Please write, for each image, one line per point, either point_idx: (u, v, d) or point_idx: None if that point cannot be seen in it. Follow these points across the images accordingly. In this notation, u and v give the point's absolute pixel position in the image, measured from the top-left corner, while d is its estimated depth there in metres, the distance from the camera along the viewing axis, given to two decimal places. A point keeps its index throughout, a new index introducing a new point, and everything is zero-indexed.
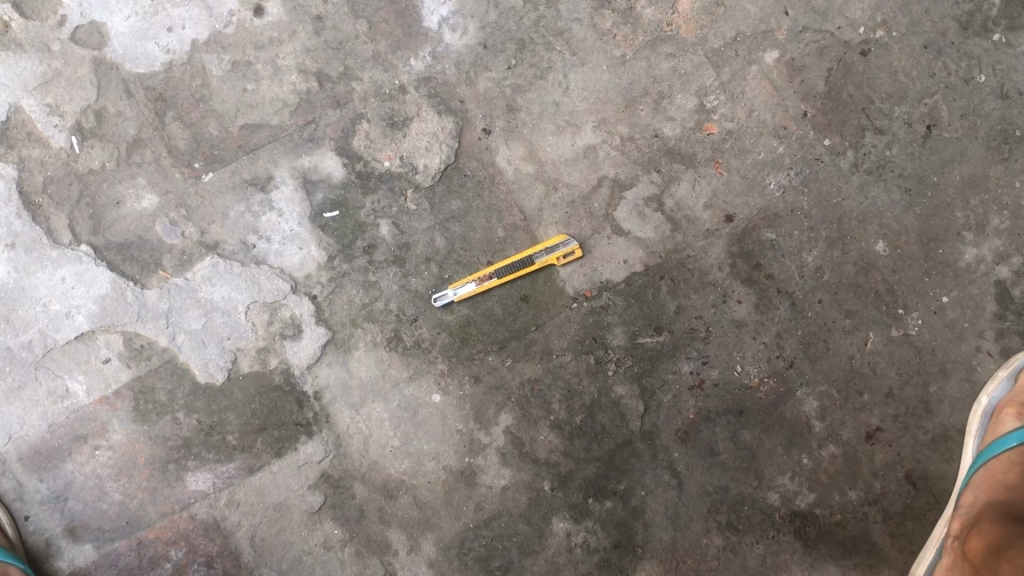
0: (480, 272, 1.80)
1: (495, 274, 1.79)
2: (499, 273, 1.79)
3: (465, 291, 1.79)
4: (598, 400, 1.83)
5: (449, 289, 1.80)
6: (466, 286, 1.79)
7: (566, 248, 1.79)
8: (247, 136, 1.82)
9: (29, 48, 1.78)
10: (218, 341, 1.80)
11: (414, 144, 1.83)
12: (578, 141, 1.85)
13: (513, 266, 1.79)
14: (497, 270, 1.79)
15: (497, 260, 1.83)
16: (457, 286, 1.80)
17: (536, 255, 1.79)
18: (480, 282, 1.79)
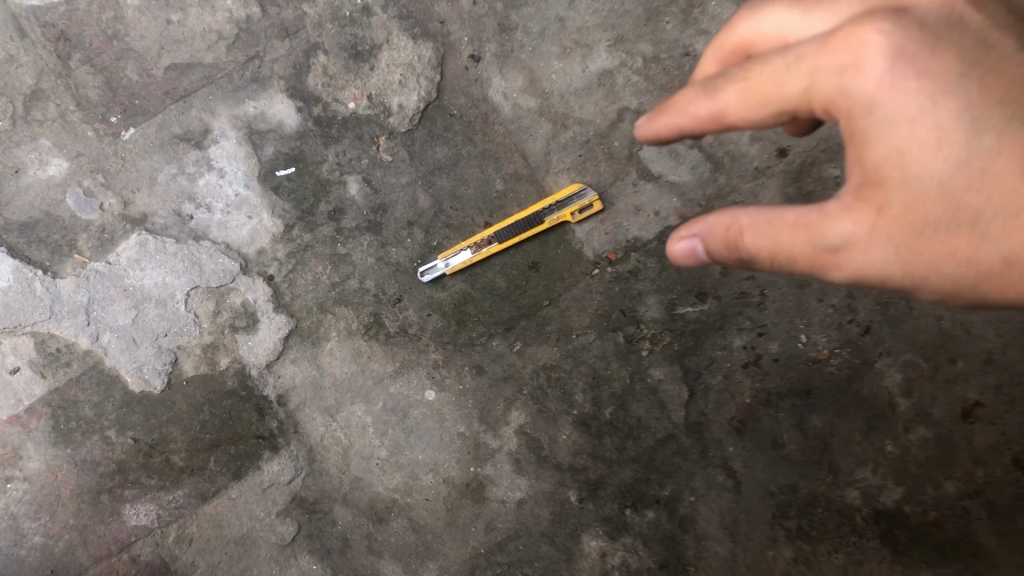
0: (477, 236, 1.44)
1: (495, 239, 1.43)
2: (500, 236, 1.43)
3: (459, 261, 1.43)
4: (631, 388, 1.47)
5: (439, 259, 1.44)
6: (459, 254, 1.43)
7: (582, 202, 1.42)
8: (175, 80, 1.44)
9: None
10: (153, 339, 1.43)
11: (385, 78, 1.46)
12: (590, 65, 1.47)
13: (516, 227, 1.43)
14: (497, 232, 1.43)
15: (496, 221, 1.47)
16: (448, 255, 1.44)
17: (546, 212, 1.43)
18: (477, 249, 1.43)
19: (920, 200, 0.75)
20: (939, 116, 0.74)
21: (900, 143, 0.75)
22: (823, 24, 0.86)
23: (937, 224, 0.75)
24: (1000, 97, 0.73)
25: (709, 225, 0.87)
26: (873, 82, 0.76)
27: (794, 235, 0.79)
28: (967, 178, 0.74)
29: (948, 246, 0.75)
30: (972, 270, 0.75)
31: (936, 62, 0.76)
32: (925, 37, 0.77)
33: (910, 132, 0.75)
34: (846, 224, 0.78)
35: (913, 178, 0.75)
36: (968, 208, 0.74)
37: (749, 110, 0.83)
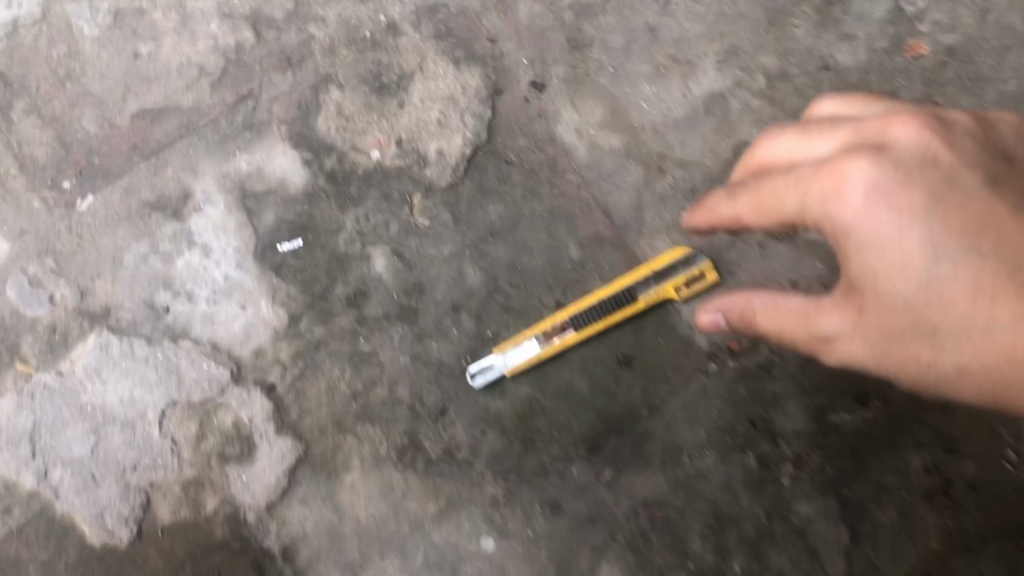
0: (545, 323, 1.05)
1: (573, 326, 1.04)
2: (579, 323, 1.04)
3: (524, 359, 1.05)
4: (770, 531, 1.03)
5: (495, 356, 1.05)
6: (523, 348, 1.05)
7: (691, 274, 1.04)
8: (145, 130, 1.11)
9: None
10: (117, 475, 1.07)
11: (421, 116, 1.11)
12: (692, 89, 1.11)
13: (601, 310, 1.04)
14: (574, 316, 1.05)
15: (574, 300, 1.06)
16: (508, 349, 1.05)
17: (640, 288, 1.04)
18: (548, 341, 1.05)
19: (887, 311, 0.69)
20: (909, 245, 0.67)
21: (872, 258, 0.69)
22: (825, 148, 0.74)
23: (903, 333, 0.69)
24: (966, 229, 0.66)
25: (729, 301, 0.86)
26: (852, 198, 0.68)
27: (792, 322, 0.77)
28: (934, 302, 0.67)
29: (911, 354, 0.69)
30: (946, 383, 0.67)
31: (911, 190, 0.67)
32: (910, 167, 0.68)
33: (883, 253, 0.68)
34: (829, 320, 0.74)
35: (886, 296, 0.69)
36: (927, 323, 0.67)
37: (759, 219, 0.78)
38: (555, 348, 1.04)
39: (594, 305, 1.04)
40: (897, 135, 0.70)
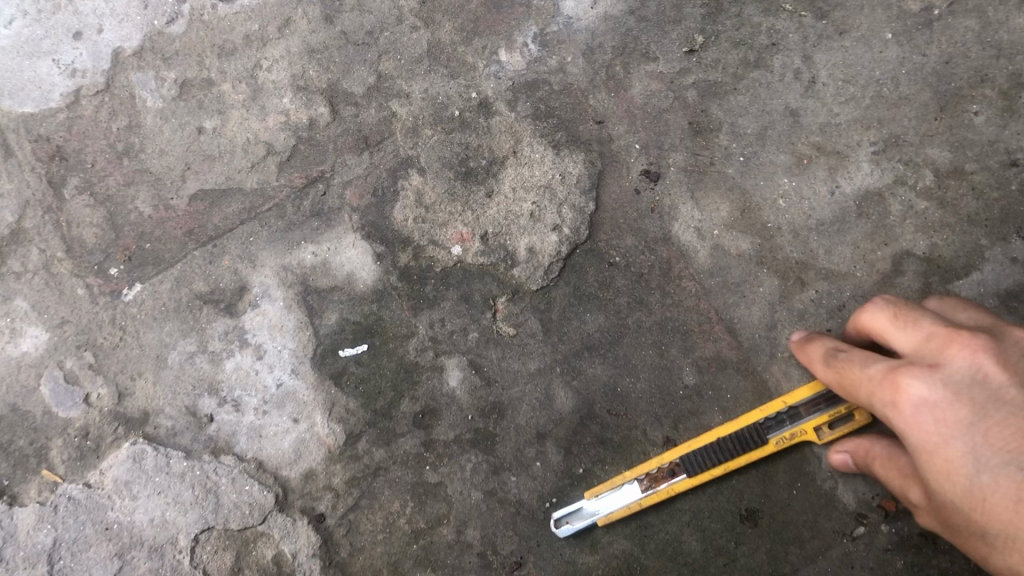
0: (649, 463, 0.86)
1: (682, 469, 0.84)
2: (689, 465, 0.84)
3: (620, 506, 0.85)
4: None
5: (587, 499, 0.87)
6: (622, 493, 0.86)
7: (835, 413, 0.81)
8: (203, 214, 0.99)
9: None
10: None
11: (511, 208, 0.95)
12: (840, 186, 0.92)
13: (719, 451, 0.84)
14: (685, 457, 0.85)
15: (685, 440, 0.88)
16: (603, 493, 0.86)
17: (769, 427, 0.84)
18: (650, 486, 0.85)
19: (945, 505, 0.61)
20: (945, 468, 0.59)
21: (926, 456, 0.61)
22: (901, 347, 0.69)
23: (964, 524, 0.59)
24: (1007, 448, 0.55)
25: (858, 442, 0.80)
26: (903, 407, 0.63)
27: (895, 484, 0.72)
28: (976, 526, 0.58)
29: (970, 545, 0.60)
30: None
31: (955, 404, 0.60)
32: (958, 385, 0.61)
33: (929, 460, 0.61)
34: (916, 500, 0.68)
35: (941, 505, 0.62)
36: (974, 524, 0.58)
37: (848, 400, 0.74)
38: (658, 495, 0.84)
39: (710, 444, 0.84)
40: (955, 354, 0.63)
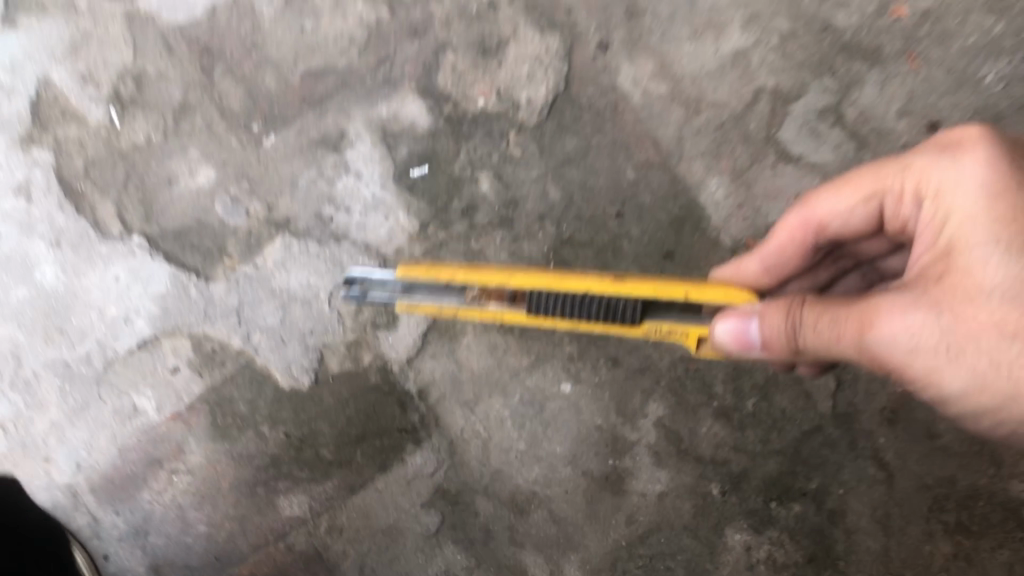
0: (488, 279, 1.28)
1: (520, 304, 1.30)
2: (531, 302, 1.26)
3: (428, 301, 1.34)
4: (774, 379, 1.45)
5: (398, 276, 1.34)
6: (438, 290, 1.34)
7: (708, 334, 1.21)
8: (312, 86, 1.49)
9: (54, 9, 1.51)
10: (299, 338, 1.49)
11: (514, 73, 1.47)
12: (722, 46, 1.46)
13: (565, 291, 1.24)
14: (535, 292, 1.26)
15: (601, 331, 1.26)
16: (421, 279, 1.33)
17: (651, 311, 1.24)
18: (467, 300, 1.32)
19: (964, 282, 0.96)
20: (976, 240, 0.97)
21: (964, 235, 0.99)
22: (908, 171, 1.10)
23: (976, 297, 0.95)
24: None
25: (768, 306, 1.09)
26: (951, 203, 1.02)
27: (851, 301, 1.02)
28: (981, 291, 0.95)
29: (967, 315, 0.95)
30: (991, 332, 0.94)
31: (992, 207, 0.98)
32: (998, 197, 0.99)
33: (961, 237, 0.99)
34: (883, 302, 0.99)
35: (951, 285, 0.97)
36: (986, 289, 0.95)
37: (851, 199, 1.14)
38: (471, 309, 1.31)
39: (573, 297, 1.23)
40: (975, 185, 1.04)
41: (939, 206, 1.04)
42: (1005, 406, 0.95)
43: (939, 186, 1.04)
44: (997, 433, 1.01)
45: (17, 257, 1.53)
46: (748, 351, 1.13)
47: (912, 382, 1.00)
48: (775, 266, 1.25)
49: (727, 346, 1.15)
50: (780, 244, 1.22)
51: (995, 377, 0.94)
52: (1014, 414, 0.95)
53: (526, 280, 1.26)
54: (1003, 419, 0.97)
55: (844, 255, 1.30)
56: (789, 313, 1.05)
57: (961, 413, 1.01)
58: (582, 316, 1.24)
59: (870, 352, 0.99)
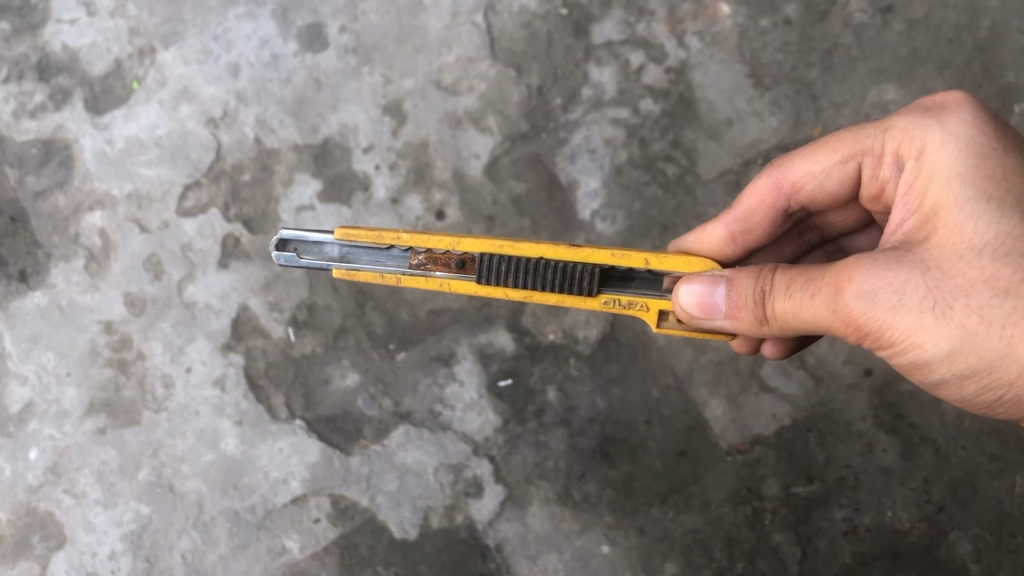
0: (432, 245, 1.36)
1: (468, 271, 1.39)
2: (482, 271, 1.36)
3: (367, 267, 1.42)
4: (757, 548, 2.00)
5: (334, 238, 1.40)
6: (379, 254, 1.42)
7: (667, 307, 1.36)
8: (434, 319, 2.13)
9: (255, 257, 2.17)
10: (411, 500, 2.07)
11: (575, 318, 2.09)
12: None
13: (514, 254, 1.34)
14: (486, 258, 1.35)
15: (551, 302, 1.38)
16: (357, 240, 1.40)
17: (610, 285, 1.37)
18: (410, 266, 1.41)
19: (946, 240, 1.14)
20: (960, 201, 1.15)
21: (950, 197, 1.16)
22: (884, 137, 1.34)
23: (957, 255, 1.12)
24: (1004, 195, 1.13)
25: (738, 274, 1.26)
26: (934, 164, 1.21)
27: (839, 262, 1.17)
28: (960, 248, 1.12)
29: (950, 276, 1.11)
30: (971, 291, 1.09)
31: (973, 168, 1.16)
32: (978, 160, 1.16)
33: (947, 196, 1.16)
34: (872, 260, 1.15)
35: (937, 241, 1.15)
36: (969, 247, 1.11)
37: (828, 161, 1.42)
38: (416, 276, 1.41)
39: (527, 263, 1.34)
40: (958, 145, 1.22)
41: (925, 169, 1.22)
42: (984, 362, 1.10)
43: (921, 153, 1.24)
44: (985, 396, 1.15)
45: (209, 430, 2.12)
46: (711, 318, 1.28)
47: (896, 345, 1.14)
48: (739, 231, 1.56)
49: (692, 313, 1.29)
50: (749, 208, 1.54)
51: (981, 335, 1.08)
52: (991, 369, 1.11)
53: (475, 245, 1.34)
54: (983, 377, 1.12)
55: (810, 230, 1.64)
56: (761, 278, 1.22)
57: (946, 375, 1.15)
58: (536, 284, 1.35)
59: (847, 310, 1.13)
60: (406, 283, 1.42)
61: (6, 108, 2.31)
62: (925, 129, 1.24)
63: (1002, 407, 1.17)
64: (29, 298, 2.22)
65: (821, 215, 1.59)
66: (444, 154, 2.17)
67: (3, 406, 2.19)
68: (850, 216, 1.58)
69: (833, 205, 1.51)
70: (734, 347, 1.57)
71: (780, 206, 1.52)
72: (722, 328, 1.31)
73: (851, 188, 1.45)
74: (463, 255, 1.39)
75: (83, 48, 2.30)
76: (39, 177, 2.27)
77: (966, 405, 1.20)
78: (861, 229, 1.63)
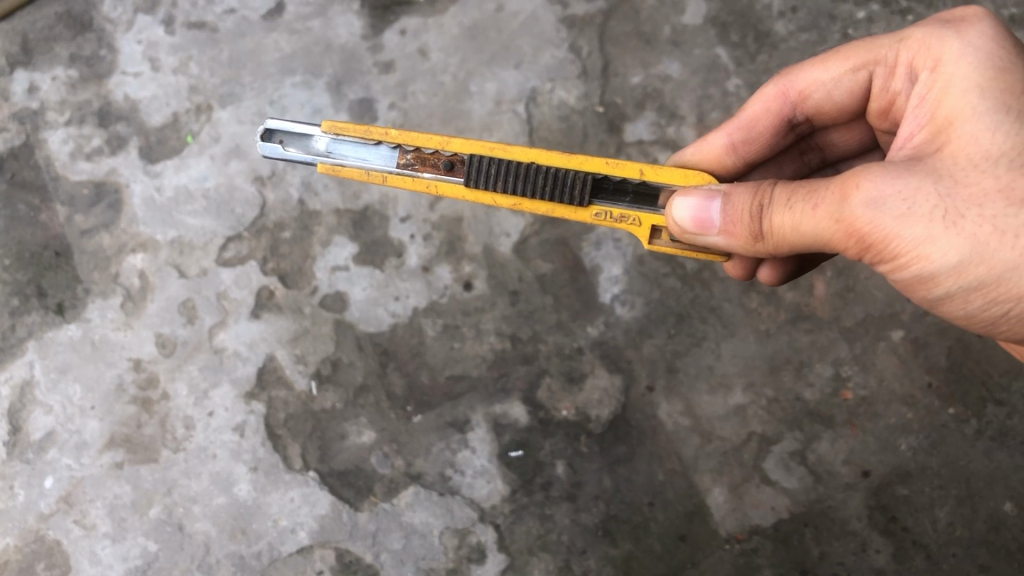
0: (423, 141, 1.46)
1: (456, 174, 1.46)
2: (471, 172, 1.44)
3: (353, 163, 1.50)
4: None
5: (323, 129, 1.49)
6: (367, 152, 1.50)
7: (658, 223, 1.44)
8: (452, 385, 2.22)
9: (286, 310, 2.26)
10: (414, 560, 2.12)
11: (589, 396, 2.19)
12: (729, 400, 2.17)
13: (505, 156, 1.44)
14: (476, 158, 1.43)
15: (535, 208, 1.46)
16: (346, 133, 1.49)
17: (601, 196, 1.46)
18: (397, 166, 1.49)
19: (962, 148, 1.22)
20: (978, 111, 1.22)
21: (967, 106, 1.24)
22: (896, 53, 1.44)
23: (971, 163, 1.19)
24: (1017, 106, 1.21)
25: (734, 190, 1.33)
26: (950, 77, 1.29)
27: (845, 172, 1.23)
28: (973, 156, 1.20)
29: (963, 186, 1.18)
30: (982, 200, 1.16)
31: (988, 76, 1.24)
32: (992, 69, 1.24)
33: (964, 103, 1.24)
34: (880, 168, 1.21)
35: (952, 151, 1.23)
36: (983, 157, 1.19)
37: (841, 72, 1.53)
38: (404, 175, 1.48)
39: (519, 165, 1.42)
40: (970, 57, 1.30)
41: (940, 80, 1.30)
42: (991, 273, 1.17)
43: (937, 63, 1.32)
44: (990, 305, 1.23)
45: (224, 473, 2.20)
46: (705, 234, 1.35)
47: (903, 257, 1.21)
48: (740, 141, 1.69)
49: (687, 227, 1.36)
50: (754, 116, 1.66)
51: (993, 245, 1.15)
52: (996, 280, 1.18)
53: (466, 144, 1.44)
54: (988, 289, 1.20)
55: (811, 149, 1.79)
56: (759, 195, 1.29)
57: (953, 286, 1.22)
58: (528, 188, 1.43)
59: (852, 219, 1.19)
60: (393, 183, 1.49)
61: (64, 149, 2.40)
62: (943, 39, 1.32)
63: (997, 316, 1.26)
64: (63, 330, 2.30)
65: (824, 132, 1.74)
66: (476, 229, 2.28)
67: (26, 432, 2.26)
68: (852, 136, 1.72)
69: (835, 117, 1.63)
70: (730, 272, 1.71)
71: (785, 117, 1.65)
72: (713, 244, 1.38)
73: (857, 99, 1.56)
74: (452, 158, 1.47)
75: (143, 99, 2.41)
76: (88, 217, 2.36)
77: (961, 314, 1.29)
78: (859, 153, 1.78)
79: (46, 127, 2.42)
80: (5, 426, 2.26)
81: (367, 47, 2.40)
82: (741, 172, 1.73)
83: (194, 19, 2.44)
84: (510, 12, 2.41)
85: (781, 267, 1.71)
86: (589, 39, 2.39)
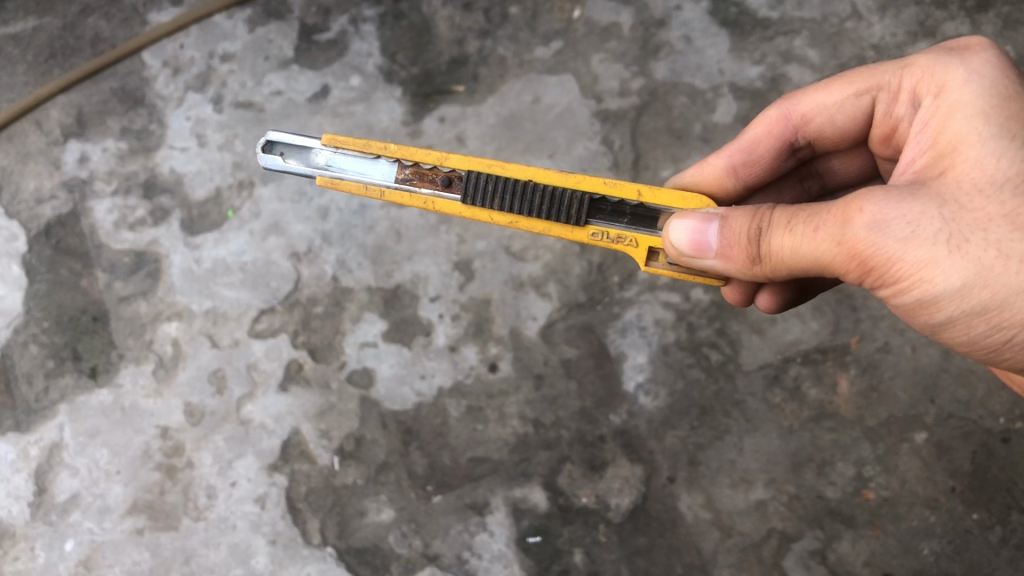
0: (422, 157, 1.51)
1: (454, 190, 1.52)
2: (469, 189, 1.49)
3: (351, 177, 1.55)
4: None
5: (323, 142, 1.54)
6: (365, 166, 1.55)
7: (656, 244, 1.49)
8: (473, 466, 2.23)
9: (314, 384, 2.30)
10: None
11: (609, 484, 2.19)
12: (751, 495, 2.16)
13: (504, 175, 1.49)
14: (475, 176, 1.49)
15: (530, 225, 1.51)
16: (345, 146, 1.54)
17: (599, 217, 1.49)
18: (397, 180, 1.54)
19: (964, 175, 1.25)
20: (983, 137, 1.26)
21: (971, 133, 1.28)
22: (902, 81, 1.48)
23: (975, 188, 1.23)
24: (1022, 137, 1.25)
25: (732, 213, 1.36)
26: (953, 104, 1.33)
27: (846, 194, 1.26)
28: (977, 181, 1.23)
29: (967, 212, 1.21)
30: (986, 225, 1.20)
31: (993, 105, 1.29)
32: (997, 99, 1.29)
33: (968, 129, 1.29)
34: (883, 189, 1.24)
35: (954, 176, 1.26)
36: (986, 182, 1.23)
37: (843, 96, 1.58)
38: (402, 190, 1.54)
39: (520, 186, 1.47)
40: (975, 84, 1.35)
41: (946, 106, 1.35)
42: (994, 297, 1.20)
43: (942, 89, 1.37)
44: (990, 330, 1.27)
45: (243, 545, 2.22)
46: (702, 257, 1.38)
47: (906, 280, 1.23)
48: (741, 163, 1.72)
49: (683, 250, 1.39)
50: (756, 138, 1.69)
51: (997, 269, 1.18)
52: (999, 305, 1.21)
53: (464, 161, 1.50)
54: (990, 314, 1.23)
55: (810, 177, 1.84)
56: (757, 217, 1.32)
57: (953, 310, 1.25)
58: (527, 208, 1.48)
59: (855, 241, 1.22)
60: (391, 197, 1.55)
61: (109, 218, 2.48)
62: (947, 67, 1.38)
63: (996, 343, 1.29)
64: (95, 395, 2.35)
65: (826, 158, 1.79)
66: (504, 312, 2.31)
67: (50, 494, 2.30)
68: (852, 163, 1.78)
69: (835, 142, 1.68)
70: (728, 297, 1.78)
71: (786, 140, 1.69)
72: (710, 268, 1.41)
73: (859, 124, 1.61)
74: (450, 174, 1.52)
75: (189, 173, 2.49)
76: (127, 284, 2.43)
77: (961, 341, 1.32)
78: (858, 181, 1.83)
79: (94, 197, 2.50)
80: (32, 486, 2.31)
81: (407, 132, 2.49)
82: (741, 195, 1.76)
83: (242, 99, 2.54)
84: (546, 105, 2.49)
85: (780, 294, 1.76)
86: (621, 133, 2.46)
